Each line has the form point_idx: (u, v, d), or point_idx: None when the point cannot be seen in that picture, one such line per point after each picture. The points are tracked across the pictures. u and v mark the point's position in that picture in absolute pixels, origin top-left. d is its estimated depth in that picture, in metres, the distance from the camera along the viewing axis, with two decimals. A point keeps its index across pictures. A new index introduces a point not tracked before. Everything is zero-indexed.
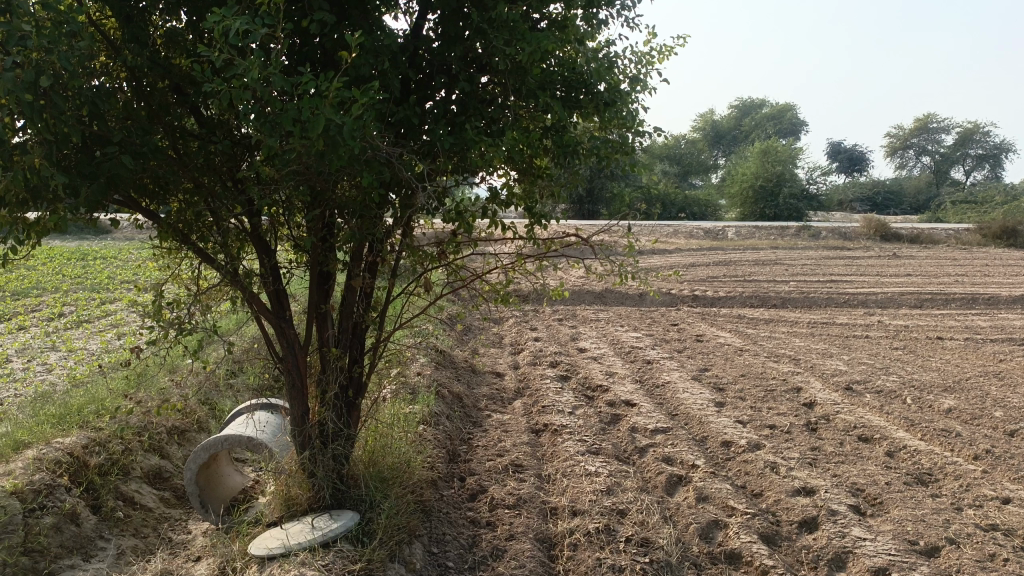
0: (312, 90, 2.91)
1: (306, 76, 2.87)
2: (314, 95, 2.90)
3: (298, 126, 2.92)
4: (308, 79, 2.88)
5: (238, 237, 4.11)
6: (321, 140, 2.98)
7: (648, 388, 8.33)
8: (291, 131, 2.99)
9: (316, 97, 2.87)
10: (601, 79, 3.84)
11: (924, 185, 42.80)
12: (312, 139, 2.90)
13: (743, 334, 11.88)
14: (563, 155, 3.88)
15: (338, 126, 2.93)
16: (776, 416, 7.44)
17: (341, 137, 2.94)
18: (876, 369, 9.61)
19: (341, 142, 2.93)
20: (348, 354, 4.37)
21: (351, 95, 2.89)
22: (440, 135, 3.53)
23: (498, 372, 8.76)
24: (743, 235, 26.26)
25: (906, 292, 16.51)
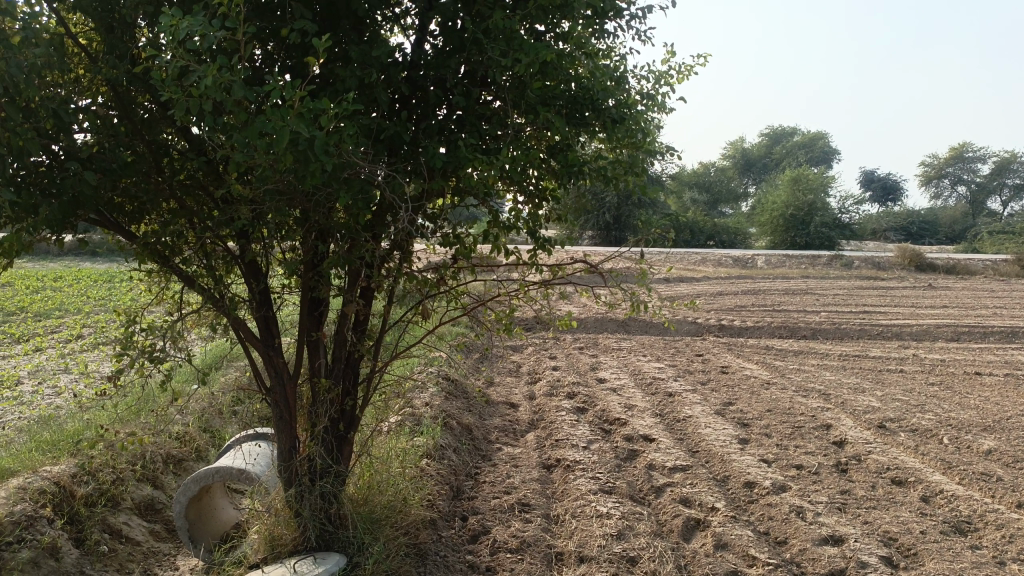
0: (282, 99, 2.69)
1: (270, 84, 2.65)
2: (283, 106, 2.68)
3: (265, 139, 2.69)
4: (277, 89, 2.66)
5: (225, 260, 3.89)
6: (292, 156, 2.76)
7: (668, 422, 7.97)
8: (260, 145, 2.78)
9: (285, 107, 2.65)
10: (608, 94, 3.60)
11: (960, 215, 41.88)
12: (280, 154, 2.68)
13: (771, 366, 11.45)
14: (567, 176, 3.64)
15: (309, 139, 2.71)
16: (802, 455, 7.04)
17: (312, 152, 2.72)
18: (911, 405, 9.15)
19: (312, 157, 2.70)
20: (340, 385, 4.11)
21: (323, 107, 2.67)
22: (432, 152, 3.30)
23: (512, 402, 8.46)
24: (773, 264, 25.74)
25: (943, 325, 15.94)
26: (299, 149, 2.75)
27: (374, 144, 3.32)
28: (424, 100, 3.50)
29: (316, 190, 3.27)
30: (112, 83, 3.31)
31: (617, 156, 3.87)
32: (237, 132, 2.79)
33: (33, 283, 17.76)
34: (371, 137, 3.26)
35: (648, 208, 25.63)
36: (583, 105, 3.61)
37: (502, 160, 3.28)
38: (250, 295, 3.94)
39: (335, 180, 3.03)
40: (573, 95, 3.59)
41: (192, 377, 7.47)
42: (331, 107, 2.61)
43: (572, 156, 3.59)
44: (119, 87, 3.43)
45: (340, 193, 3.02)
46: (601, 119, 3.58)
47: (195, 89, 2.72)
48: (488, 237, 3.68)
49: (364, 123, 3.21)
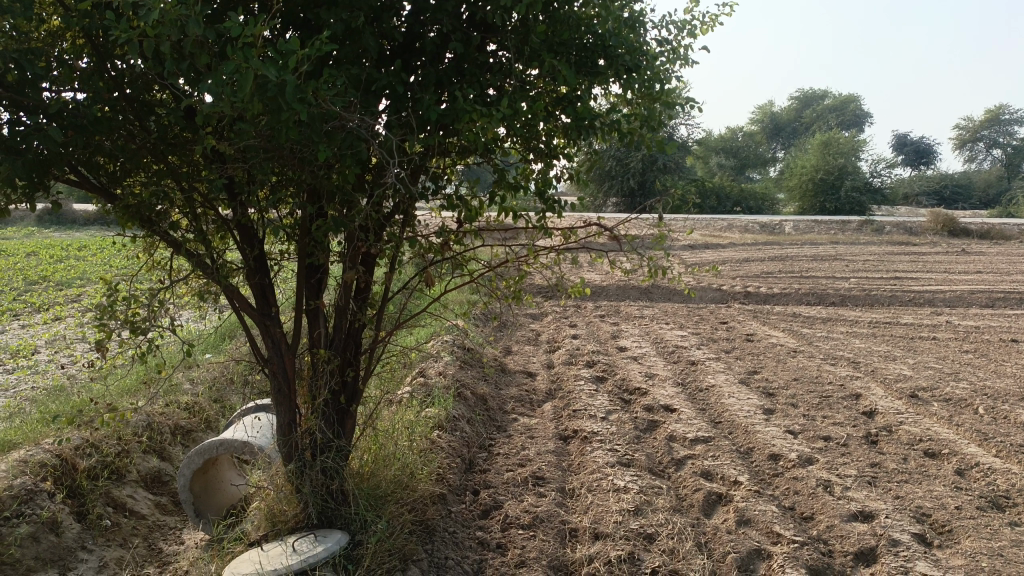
0: (250, 40, 2.48)
1: (228, 20, 2.45)
2: (252, 47, 2.47)
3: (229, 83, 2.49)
4: (239, 27, 2.45)
5: (217, 228, 3.69)
6: (261, 103, 2.55)
7: (690, 392, 7.73)
8: (225, 90, 2.57)
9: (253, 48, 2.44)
10: (621, 40, 3.32)
11: (995, 179, 40.74)
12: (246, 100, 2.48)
13: (798, 333, 11.13)
14: (579, 129, 3.38)
15: (279, 85, 2.49)
16: (830, 426, 6.78)
17: (284, 99, 2.50)
18: (944, 374, 8.82)
19: (284, 105, 2.49)
20: (340, 356, 3.91)
21: (294, 48, 2.45)
22: (426, 103, 3.05)
23: (530, 372, 8.26)
24: (801, 230, 25.18)
25: (977, 290, 15.46)
26: (270, 96, 2.54)
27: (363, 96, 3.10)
28: (420, 49, 3.26)
29: (303, 146, 3.06)
30: (86, 33, 3.13)
31: (633, 108, 3.60)
32: (206, 78, 2.59)
33: (56, 253, 17.82)
34: (360, 88, 3.03)
35: (672, 173, 25.13)
36: (592, 52, 3.34)
37: (503, 111, 3.03)
38: (244, 262, 3.74)
39: (317, 133, 2.82)
40: (582, 43, 3.33)
41: (204, 348, 7.36)
42: (301, 49, 2.38)
43: (582, 109, 3.33)
44: (95, 38, 3.23)
45: (323, 148, 2.81)
46: (614, 67, 3.31)
47: (155, 31, 2.52)
48: (492, 198, 3.43)
49: (351, 73, 2.98)
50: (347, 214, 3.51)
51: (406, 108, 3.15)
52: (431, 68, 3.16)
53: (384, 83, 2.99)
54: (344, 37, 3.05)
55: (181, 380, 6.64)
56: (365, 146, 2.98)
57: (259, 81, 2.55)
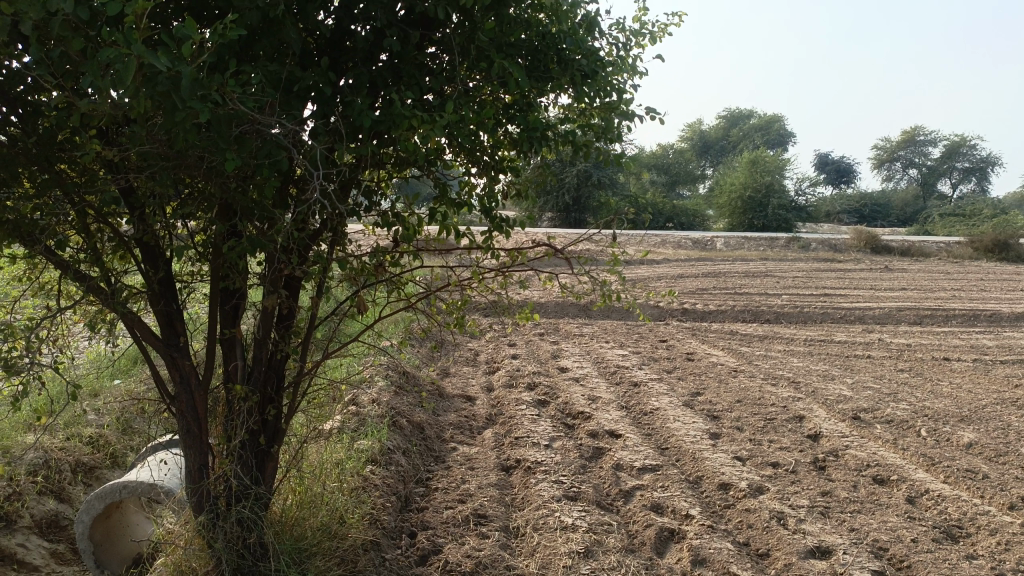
0: (140, 21, 2.06)
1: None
2: (141, 32, 2.05)
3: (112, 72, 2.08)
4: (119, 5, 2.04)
5: (116, 247, 3.23)
6: (151, 98, 2.14)
7: (634, 416, 7.47)
8: (107, 83, 2.15)
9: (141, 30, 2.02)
10: (578, 44, 2.99)
11: (912, 199, 42.34)
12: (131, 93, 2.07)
13: (737, 352, 11.05)
14: (532, 141, 3.04)
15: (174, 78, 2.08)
16: (777, 451, 6.60)
17: (179, 96, 2.08)
18: (883, 394, 8.80)
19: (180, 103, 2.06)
20: (260, 392, 3.46)
21: (191, 35, 2.04)
22: (357, 106, 2.66)
23: (468, 395, 7.89)
24: (732, 246, 25.53)
25: (905, 307, 15.77)
26: (164, 92, 2.12)
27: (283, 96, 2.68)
28: (349, 48, 2.86)
29: (211, 153, 2.63)
30: None
31: (587, 119, 3.28)
32: (85, 66, 2.16)
33: None
34: (280, 88, 2.62)
35: (607, 189, 25.18)
36: (545, 55, 2.98)
37: (447, 117, 2.65)
38: (148, 286, 3.28)
39: (226, 137, 2.41)
40: (533, 45, 2.98)
41: (114, 374, 6.79)
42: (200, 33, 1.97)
43: (534, 119, 2.99)
44: None
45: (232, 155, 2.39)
46: (569, 74, 2.97)
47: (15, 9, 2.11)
48: (432, 216, 3.07)
49: (268, 70, 2.56)
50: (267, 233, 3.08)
51: (334, 113, 2.76)
52: (363, 68, 2.77)
53: (309, 83, 2.58)
54: (261, 30, 2.63)
55: (85, 411, 6.05)
56: (287, 154, 2.57)
57: (151, 74, 2.13)
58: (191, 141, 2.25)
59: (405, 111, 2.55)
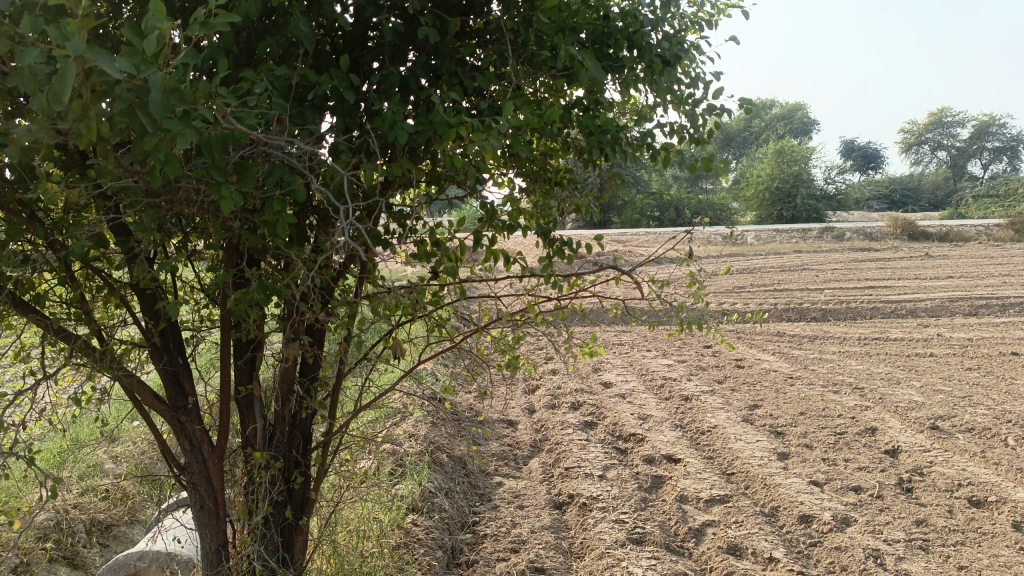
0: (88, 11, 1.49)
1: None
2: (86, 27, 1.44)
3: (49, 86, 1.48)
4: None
5: (106, 296, 2.72)
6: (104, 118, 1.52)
7: (692, 436, 6.87)
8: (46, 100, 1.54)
9: (85, 24, 1.44)
10: (655, 23, 2.43)
11: (943, 182, 41.24)
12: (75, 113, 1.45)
13: (789, 356, 10.37)
14: (602, 146, 2.49)
15: (137, 89, 1.51)
16: (856, 472, 5.97)
17: (147, 114, 1.50)
18: (956, 398, 8.11)
19: (149, 124, 1.49)
20: (284, 457, 2.96)
21: (157, 25, 1.42)
22: (386, 109, 2.10)
23: (510, 420, 7.34)
24: (764, 240, 24.75)
25: (957, 297, 14.95)
26: (127, 110, 1.55)
27: (293, 105, 2.14)
28: (373, 44, 2.31)
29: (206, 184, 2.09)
30: None
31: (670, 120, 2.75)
32: (10, 81, 1.56)
33: None
34: (289, 98, 2.08)
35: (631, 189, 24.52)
36: (614, 39, 2.42)
37: (502, 121, 2.09)
38: (146, 340, 2.79)
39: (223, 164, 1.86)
40: (597, 26, 2.41)
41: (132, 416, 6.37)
42: (170, 22, 1.38)
43: (602, 120, 2.43)
44: None
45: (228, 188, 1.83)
46: (645, 61, 2.41)
47: None
48: (477, 242, 2.56)
49: (274, 74, 2.02)
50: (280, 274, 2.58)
51: (360, 125, 2.22)
52: (393, 66, 2.22)
53: (327, 88, 2.04)
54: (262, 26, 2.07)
55: (102, 460, 5.62)
56: (302, 179, 2.04)
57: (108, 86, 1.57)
58: (169, 174, 1.68)
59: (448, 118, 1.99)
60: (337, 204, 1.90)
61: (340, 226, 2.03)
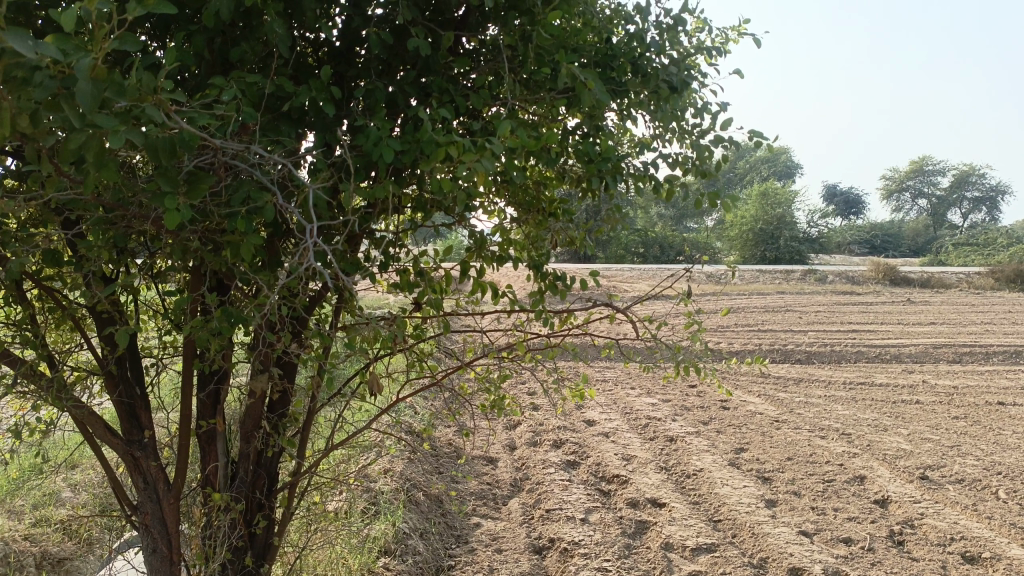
0: None
1: None
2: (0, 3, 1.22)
3: None
4: None
5: (58, 316, 2.51)
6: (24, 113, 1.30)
7: (677, 479, 6.66)
8: None
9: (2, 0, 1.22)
10: (662, 47, 2.28)
11: (924, 229, 41.69)
12: None
13: (775, 398, 10.20)
14: (601, 175, 2.32)
15: (64, 79, 1.29)
16: (845, 523, 5.78)
17: (74, 107, 1.28)
18: (945, 448, 7.96)
19: (76, 118, 1.27)
20: (246, 497, 2.73)
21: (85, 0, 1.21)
22: (369, 124, 1.91)
23: (489, 457, 7.10)
24: (747, 279, 24.76)
25: (941, 344, 14.90)
26: (54, 105, 1.33)
27: (267, 116, 1.95)
28: (360, 59, 2.14)
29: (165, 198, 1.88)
30: None
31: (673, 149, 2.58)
32: None
33: None
34: (262, 108, 1.89)
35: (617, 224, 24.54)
36: (618, 62, 2.27)
37: (496, 143, 1.91)
38: (101, 367, 2.59)
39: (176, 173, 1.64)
40: (601, 47, 2.27)
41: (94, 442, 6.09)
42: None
43: (602, 147, 2.25)
44: None
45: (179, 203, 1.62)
46: (649, 86, 2.25)
47: None
48: (464, 270, 2.37)
49: (246, 81, 1.83)
50: (248, 301, 2.37)
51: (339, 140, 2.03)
52: (378, 80, 2.04)
53: (304, 99, 1.85)
54: (237, 30, 1.90)
55: (59, 488, 5.33)
56: (270, 197, 1.83)
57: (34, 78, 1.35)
58: (107, 182, 1.45)
59: (436, 135, 1.80)
60: (306, 225, 1.70)
61: (310, 250, 1.82)
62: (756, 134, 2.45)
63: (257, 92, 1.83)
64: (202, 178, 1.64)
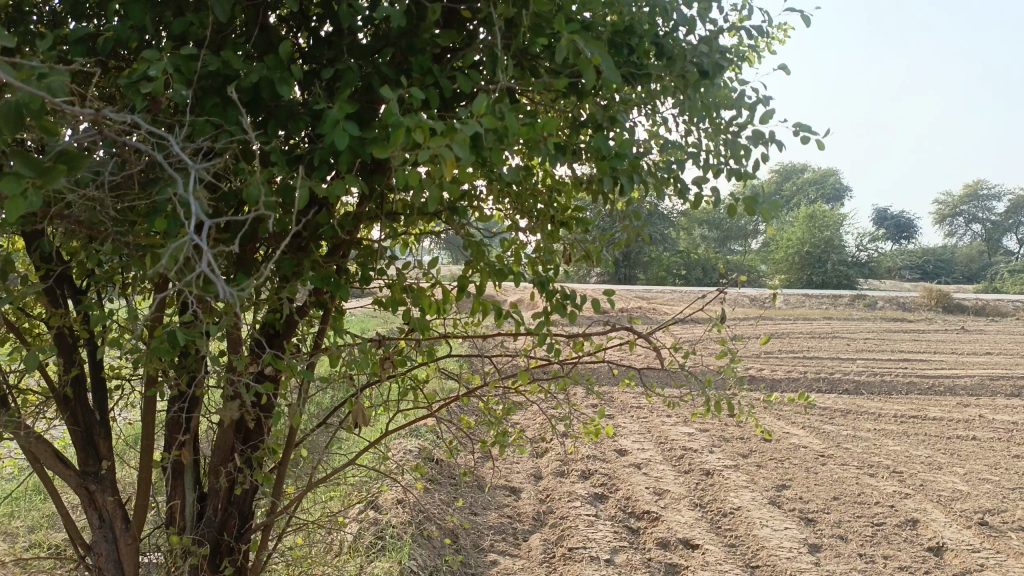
0: None
1: None
2: None
3: None
4: None
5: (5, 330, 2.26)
6: None
7: (713, 517, 6.22)
8: None
9: None
10: (690, 25, 1.95)
11: (978, 255, 40.29)
12: None
13: (820, 431, 9.65)
14: (617, 178, 1.96)
15: None
16: (897, 573, 5.29)
17: None
18: (1006, 491, 7.36)
19: None
20: (213, 539, 2.43)
21: None
22: (329, 105, 1.58)
23: (513, 487, 6.74)
24: (792, 304, 24.03)
25: (997, 376, 14.12)
26: None
27: (213, 100, 1.64)
28: (335, 36, 1.84)
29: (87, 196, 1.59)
30: None
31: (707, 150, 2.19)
32: None
33: None
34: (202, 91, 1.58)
35: (656, 246, 24.03)
36: (638, 41, 1.94)
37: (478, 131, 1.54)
38: (54, 391, 2.34)
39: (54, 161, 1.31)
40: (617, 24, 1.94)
41: None
42: None
43: (618, 142, 1.89)
44: None
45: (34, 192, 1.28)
46: (674, 70, 1.92)
47: None
48: (463, 284, 2.05)
49: (182, 55, 1.53)
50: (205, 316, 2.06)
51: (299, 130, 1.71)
52: (350, 60, 1.72)
53: (254, 79, 1.54)
54: None
55: (60, 509, 5.11)
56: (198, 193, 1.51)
57: None
58: None
59: (392, 107, 1.37)
60: (207, 221, 1.30)
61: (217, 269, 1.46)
62: (803, 130, 2.06)
63: (196, 67, 1.54)
64: (72, 161, 1.33)
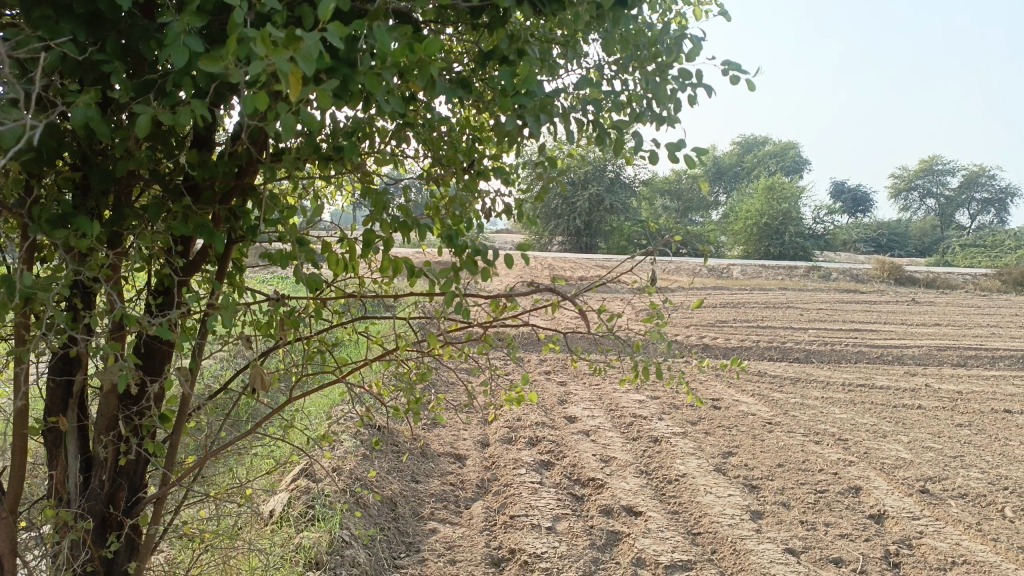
0: None
1: None
2: None
3: None
4: None
5: None
6: None
7: (657, 484, 6.17)
8: None
9: None
10: None
11: (931, 228, 41.00)
12: None
13: (770, 399, 9.67)
14: (523, 118, 1.77)
15: None
16: (837, 540, 5.28)
17: None
18: (947, 458, 7.44)
19: None
20: (100, 513, 2.25)
21: None
22: (174, 15, 1.38)
23: (458, 454, 6.61)
24: (749, 274, 24.17)
25: (945, 347, 14.34)
26: None
27: (45, 8, 1.46)
28: None
29: None
30: None
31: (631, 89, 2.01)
32: None
33: None
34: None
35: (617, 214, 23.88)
36: None
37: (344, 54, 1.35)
38: None
39: None
40: None
41: None
42: None
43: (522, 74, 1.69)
44: None
45: None
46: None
47: None
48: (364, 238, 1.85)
49: None
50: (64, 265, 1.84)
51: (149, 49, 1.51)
52: None
53: None
54: None
55: None
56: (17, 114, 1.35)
57: None
58: None
59: (236, 13, 1.16)
60: None
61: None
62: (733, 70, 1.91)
63: None
64: None
